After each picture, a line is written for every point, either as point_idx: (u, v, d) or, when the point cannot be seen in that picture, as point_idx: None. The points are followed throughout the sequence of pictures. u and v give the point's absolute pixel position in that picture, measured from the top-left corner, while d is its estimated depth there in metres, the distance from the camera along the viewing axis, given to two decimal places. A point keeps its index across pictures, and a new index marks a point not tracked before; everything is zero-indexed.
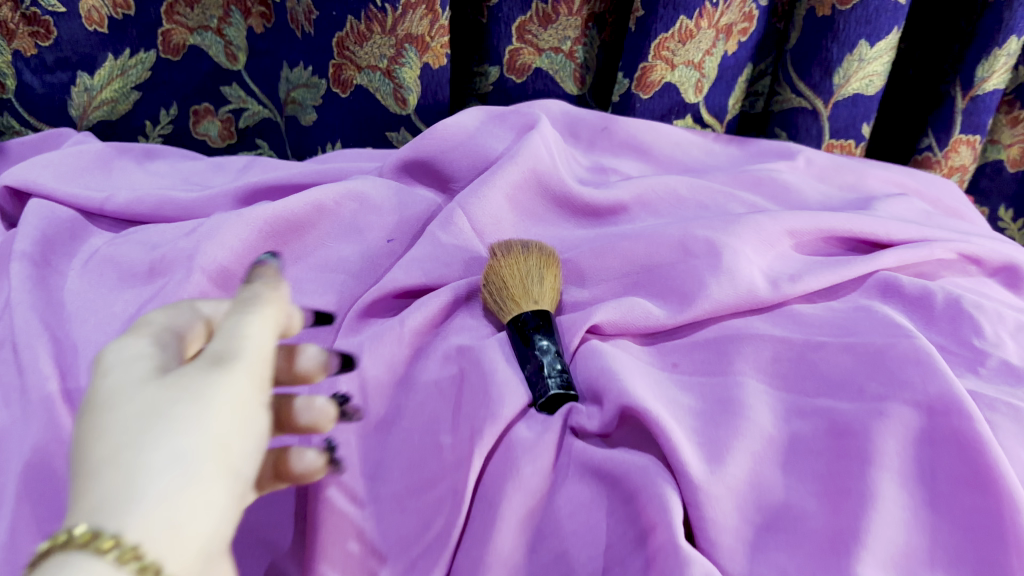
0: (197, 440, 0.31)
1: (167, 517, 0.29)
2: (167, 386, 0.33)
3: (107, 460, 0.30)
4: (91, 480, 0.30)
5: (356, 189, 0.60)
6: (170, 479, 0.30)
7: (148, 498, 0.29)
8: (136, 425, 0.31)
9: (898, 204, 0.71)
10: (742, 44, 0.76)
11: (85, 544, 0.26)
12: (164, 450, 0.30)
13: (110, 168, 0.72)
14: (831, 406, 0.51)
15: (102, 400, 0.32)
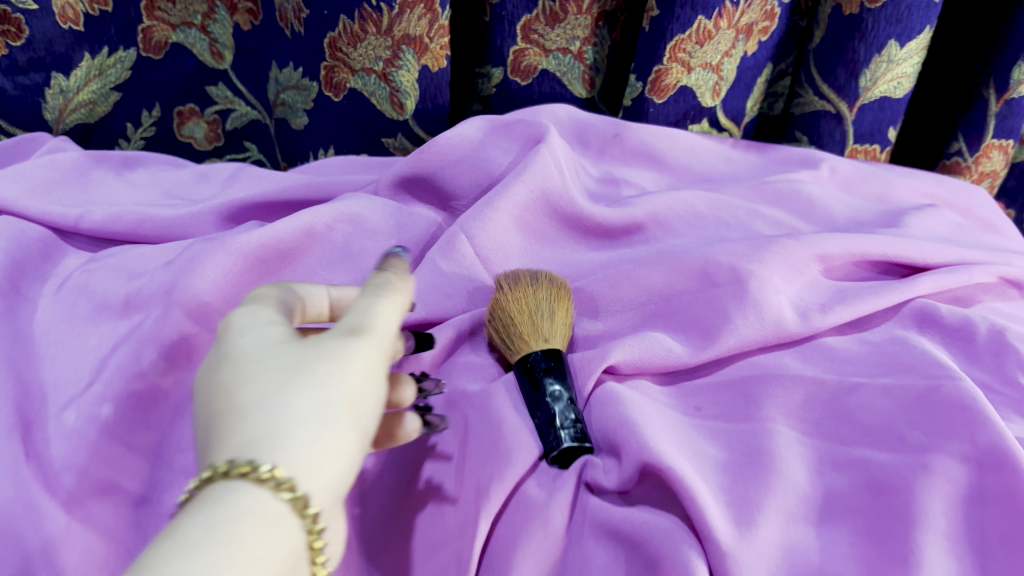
0: (333, 394, 0.36)
1: (309, 456, 0.34)
2: (306, 346, 0.38)
3: (254, 404, 0.35)
4: (240, 423, 0.35)
5: (350, 211, 0.56)
6: (312, 424, 0.35)
7: (292, 442, 0.34)
8: (280, 377, 0.36)
9: (930, 219, 0.66)
10: (763, 43, 0.71)
11: (246, 475, 0.32)
12: (306, 398, 0.35)
13: (86, 179, 0.67)
14: (868, 457, 0.46)
15: (244, 357, 0.38)
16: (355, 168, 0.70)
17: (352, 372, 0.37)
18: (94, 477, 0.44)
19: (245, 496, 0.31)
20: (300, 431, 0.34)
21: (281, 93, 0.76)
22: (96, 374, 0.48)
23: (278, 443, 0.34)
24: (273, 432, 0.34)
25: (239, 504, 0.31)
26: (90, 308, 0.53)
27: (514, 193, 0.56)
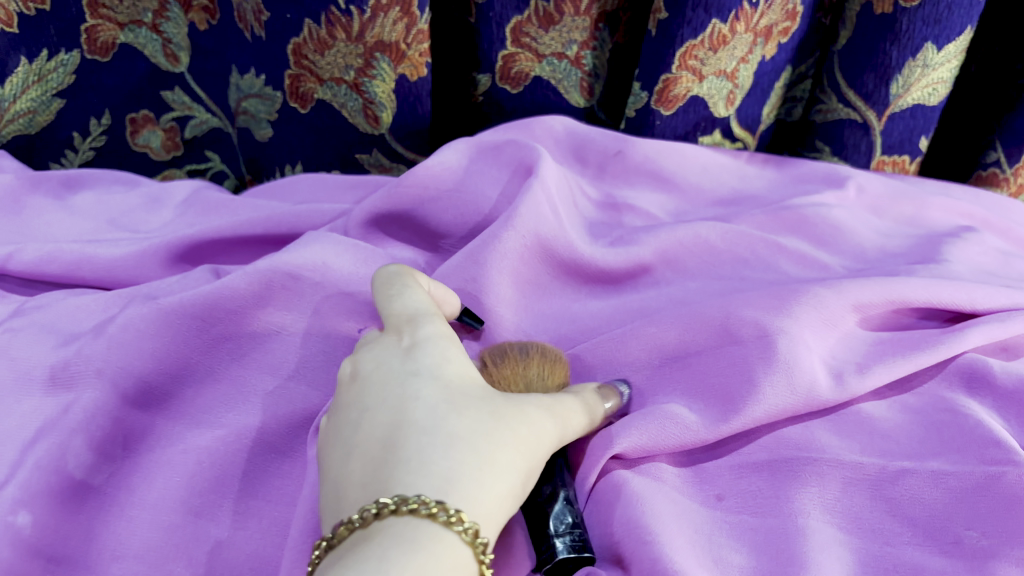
0: (526, 464, 0.35)
1: (495, 519, 0.33)
2: (511, 402, 0.38)
3: (457, 440, 0.34)
4: (437, 446, 0.34)
5: (315, 259, 0.48)
6: (505, 488, 0.34)
7: (488, 495, 0.33)
8: (482, 424, 0.35)
9: (972, 247, 0.59)
10: (782, 46, 0.63)
11: (448, 522, 0.31)
12: (505, 455, 0.34)
13: (20, 208, 0.59)
14: (921, 563, 0.39)
15: (443, 381, 0.37)
16: (324, 189, 0.62)
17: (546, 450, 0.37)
18: None
19: (445, 547, 0.30)
20: (492, 490, 0.33)
21: (242, 101, 0.67)
22: (9, 473, 0.40)
23: (473, 496, 0.32)
24: (472, 478, 0.33)
25: (441, 556, 0.30)
26: (9, 377, 0.44)
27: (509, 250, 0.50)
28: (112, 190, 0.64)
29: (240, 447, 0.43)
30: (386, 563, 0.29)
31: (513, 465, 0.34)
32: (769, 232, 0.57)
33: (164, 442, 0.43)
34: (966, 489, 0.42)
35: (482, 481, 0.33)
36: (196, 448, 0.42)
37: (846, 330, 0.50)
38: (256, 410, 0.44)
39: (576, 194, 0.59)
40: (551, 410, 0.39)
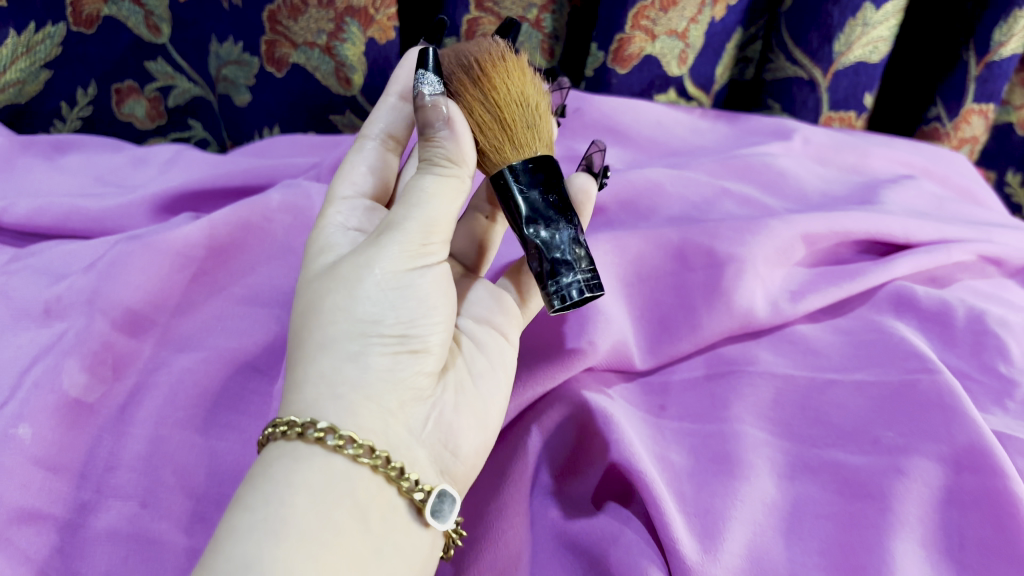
0: (346, 328, 0.38)
1: (330, 393, 0.36)
2: (335, 270, 0.40)
3: (299, 348, 0.39)
4: (290, 368, 0.39)
5: (289, 202, 0.54)
6: (321, 367, 0.37)
7: (309, 383, 0.37)
8: (311, 317, 0.39)
9: (908, 191, 0.63)
10: (731, 8, 0.67)
11: (271, 431, 0.35)
12: (317, 340, 0.38)
13: (13, 167, 0.63)
14: (841, 460, 0.44)
15: (297, 299, 0.41)
16: (299, 147, 0.66)
17: (365, 294, 0.38)
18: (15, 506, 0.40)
19: (275, 452, 0.35)
20: (319, 372, 0.37)
21: (221, 68, 0.70)
22: (12, 393, 0.43)
23: (302, 390, 0.37)
24: (299, 377, 0.37)
25: (273, 462, 0.34)
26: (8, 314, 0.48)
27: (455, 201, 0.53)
28: (98, 152, 0.68)
29: (225, 369, 0.47)
30: (242, 491, 0.33)
31: (330, 339, 0.38)
32: (718, 177, 0.61)
33: (153, 365, 0.46)
34: (885, 393, 0.46)
35: (310, 375, 0.37)
36: (184, 370, 0.46)
37: (796, 257, 0.53)
38: (239, 337, 0.49)
39: None
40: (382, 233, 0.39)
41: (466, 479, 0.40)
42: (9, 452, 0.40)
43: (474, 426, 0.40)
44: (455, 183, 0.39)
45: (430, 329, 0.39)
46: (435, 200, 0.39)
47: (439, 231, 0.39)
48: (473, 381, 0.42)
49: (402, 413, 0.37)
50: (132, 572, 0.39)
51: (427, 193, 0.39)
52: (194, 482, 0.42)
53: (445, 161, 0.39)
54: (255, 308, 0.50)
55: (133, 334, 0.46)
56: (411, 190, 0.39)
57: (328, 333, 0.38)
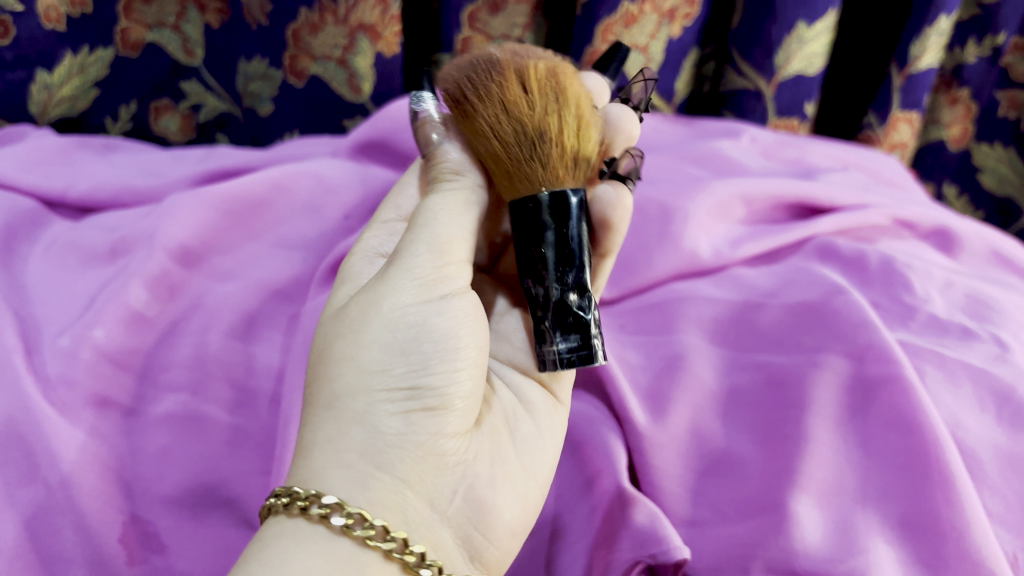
0: (352, 382, 0.42)
1: (341, 460, 0.39)
2: (343, 320, 0.44)
3: (311, 395, 0.42)
4: (302, 416, 0.42)
5: (312, 169, 0.65)
6: (326, 428, 0.40)
7: (315, 444, 0.40)
8: (320, 365, 0.43)
9: (839, 175, 0.74)
10: (686, 28, 0.79)
11: (273, 502, 0.38)
12: (323, 395, 0.42)
13: (71, 160, 0.73)
14: (768, 360, 0.54)
15: (313, 340, 0.46)
16: (316, 142, 0.77)
17: (370, 343, 0.42)
18: (89, 390, 0.49)
19: (276, 529, 0.37)
20: (325, 436, 0.40)
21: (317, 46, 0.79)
22: (85, 310, 0.53)
23: (309, 454, 0.40)
24: (308, 438, 0.41)
25: (272, 539, 0.37)
26: (78, 260, 0.58)
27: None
28: (140, 153, 0.78)
29: (259, 297, 0.57)
30: (236, 568, 0.35)
31: (335, 398, 0.41)
32: (677, 163, 0.71)
33: (200, 292, 0.56)
34: (805, 310, 0.56)
35: (316, 437, 0.40)
36: (226, 295, 0.55)
37: (736, 214, 0.66)
38: (271, 272, 0.59)
39: None
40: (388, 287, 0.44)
41: (503, 560, 0.44)
42: (85, 349, 0.50)
43: (502, 495, 0.44)
44: (463, 194, 0.47)
45: (438, 378, 0.43)
46: (441, 217, 0.46)
47: (448, 252, 0.45)
48: (499, 446, 0.47)
49: (416, 477, 0.41)
50: (187, 443, 0.48)
51: (442, 209, 0.46)
52: (237, 376, 0.52)
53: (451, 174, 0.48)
54: (286, 252, 0.61)
55: (185, 267, 0.56)
56: (420, 213, 0.46)
57: (332, 392, 0.41)
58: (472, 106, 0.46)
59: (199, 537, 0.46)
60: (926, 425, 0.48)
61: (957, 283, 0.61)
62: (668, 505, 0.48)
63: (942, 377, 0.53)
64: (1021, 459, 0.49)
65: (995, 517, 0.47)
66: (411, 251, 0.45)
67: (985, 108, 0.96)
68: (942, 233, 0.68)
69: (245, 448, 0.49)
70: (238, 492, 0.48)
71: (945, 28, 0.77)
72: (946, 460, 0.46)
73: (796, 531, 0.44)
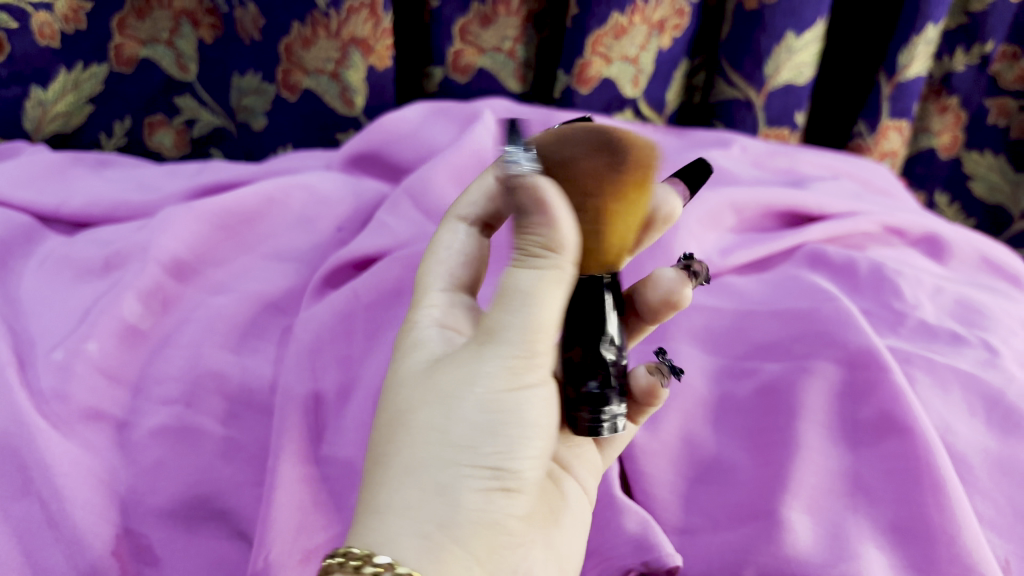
0: (442, 454, 0.37)
1: (418, 528, 0.35)
2: (423, 388, 0.39)
3: (383, 458, 0.38)
4: (368, 475, 0.38)
5: (304, 182, 0.66)
6: (407, 489, 0.36)
7: (390, 509, 0.36)
8: (399, 426, 0.38)
9: (830, 184, 0.74)
10: (676, 39, 0.80)
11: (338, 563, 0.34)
12: (403, 459, 0.37)
13: (66, 176, 0.74)
14: (759, 367, 0.54)
15: (385, 402, 0.41)
16: (310, 155, 0.77)
17: (467, 418, 0.37)
18: (83, 404, 0.49)
19: None
20: (401, 501, 0.36)
21: (308, 60, 0.80)
22: (79, 323, 0.53)
23: (383, 519, 0.35)
24: (380, 501, 0.36)
25: None
26: (71, 274, 0.58)
27: (403, 207, 0.64)
28: (134, 168, 0.79)
29: (252, 310, 0.57)
30: None
31: (421, 466, 0.36)
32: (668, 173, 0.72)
33: (193, 305, 0.56)
34: (792, 317, 0.56)
35: (387, 503, 0.36)
36: (219, 309, 0.56)
37: (726, 223, 0.66)
38: (264, 284, 0.59)
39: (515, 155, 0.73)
40: (483, 357, 0.38)
41: None
42: (79, 362, 0.50)
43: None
44: (556, 276, 0.35)
45: (516, 464, 0.38)
46: (537, 301, 0.36)
47: (539, 342, 0.38)
48: (550, 527, 0.43)
49: (485, 559, 0.37)
50: (180, 456, 0.48)
51: (539, 299, 0.36)
52: (230, 387, 0.52)
53: (548, 246, 0.35)
54: (278, 265, 0.62)
55: (177, 280, 0.57)
56: (509, 292, 0.36)
57: (418, 458, 0.37)
58: (624, 183, 0.35)
59: (191, 549, 0.46)
60: (916, 429, 0.48)
61: (946, 290, 0.61)
62: (661, 512, 0.48)
63: (932, 382, 0.53)
64: (1010, 463, 0.49)
65: (986, 522, 0.47)
66: (502, 331, 0.37)
67: (975, 116, 0.97)
68: (931, 240, 0.69)
69: (238, 460, 0.49)
70: (232, 504, 0.48)
71: (933, 36, 0.78)
72: (937, 464, 0.46)
73: (788, 536, 0.44)
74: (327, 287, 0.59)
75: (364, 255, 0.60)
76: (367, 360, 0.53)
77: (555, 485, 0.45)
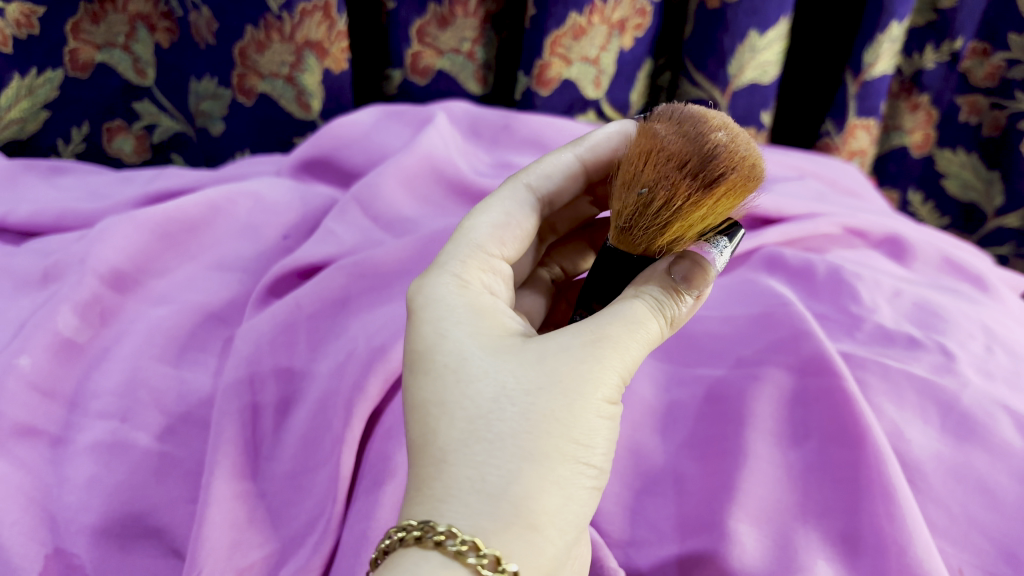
0: (559, 443, 0.36)
1: (534, 523, 0.35)
2: (532, 360, 0.38)
3: (483, 436, 0.36)
4: (464, 449, 0.36)
5: (251, 189, 0.65)
6: (529, 478, 0.35)
7: (506, 495, 0.35)
8: (508, 401, 0.37)
9: (792, 185, 0.73)
10: (638, 39, 0.79)
11: (423, 535, 0.34)
12: (524, 444, 0.36)
13: (16, 183, 0.72)
14: (709, 374, 0.53)
15: (465, 367, 0.38)
16: (265, 160, 0.76)
17: (583, 413, 0.37)
18: (14, 420, 0.47)
19: (429, 564, 0.33)
20: (519, 489, 0.35)
21: (264, 64, 0.78)
22: (13, 337, 0.52)
23: (493, 502, 0.35)
24: (491, 483, 0.35)
25: (422, 569, 0.33)
26: (11, 285, 0.57)
27: (350, 214, 0.63)
28: (88, 175, 0.77)
29: (194, 320, 0.56)
30: None
31: (535, 451, 0.36)
32: None
33: (133, 316, 0.55)
34: (746, 323, 0.56)
35: (490, 485, 0.35)
36: (159, 320, 0.55)
37: None
38: (208, 294, 0.58)
39: (471, 158, 0.72)
40: (602, 355, 0.38)
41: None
42: (11, 377, 0.49)
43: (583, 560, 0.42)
44: (661, 334, 0.41)
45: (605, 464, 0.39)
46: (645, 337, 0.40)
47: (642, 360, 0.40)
48: None
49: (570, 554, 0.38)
50: (112, 472, 0.47)
51: (650, 337, 0.40)
52: (166, 401, 0.51)
53: (669, 315, 0.41)
54: (224, 273, 0.61)
55: (116, 291, 0.56)
56: (636, 322, 0.39)
57: (534, 442, 0.36)
58: None
59: (124, 567, 0.44)
60: (867, 436, 0.47)
61: (905, 292, 0.60)
62: (605, 525, 0.47)
63: (885, 388, 0.52)
64: (964, 469, 0.48)
65: (938, 530, 0.46)
66: (624, 343, 0.39)
67: (946, 113, 0.96)
68: (893, 241, 0.68)
69: (173, 476, 0.48)
70: (166, 521, 0.46)
71: (898, 34, 0.77)
72: (888, 472, 0.45)
73: (734, 550, 0.43)
74: (271, 296, 0.58)
75: (310, 263, 0.58)
76: (309, 371, 0.52)
77: None
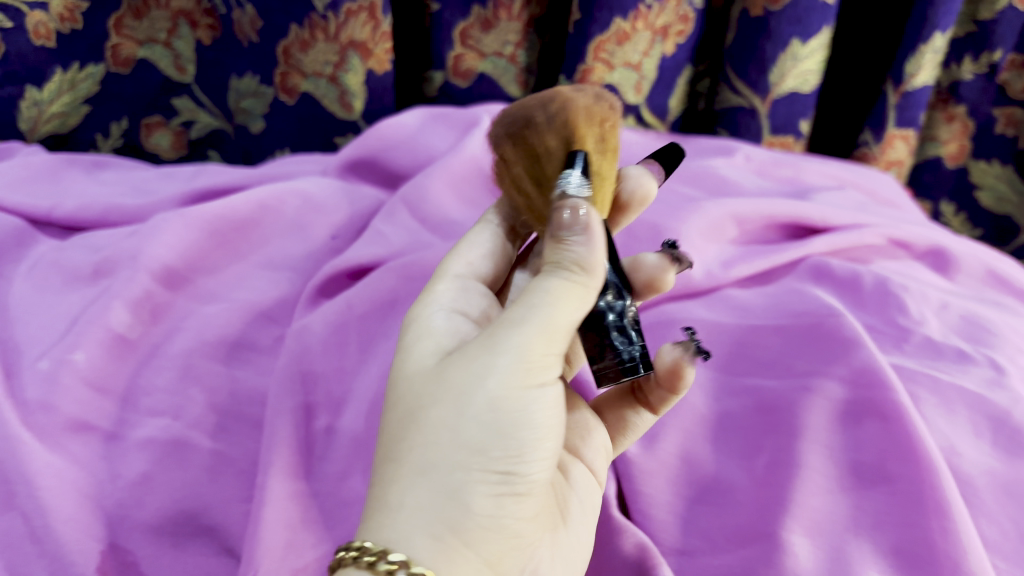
0: (445, 450, 0.34)
1: (420, 533, 0.33)
2: (436, 374, 0.37)
3: (393, 456, 0.35)
4: (379, 469, 0.36)
5: (300, 189, 0.65)
6: (417, 491, 0.34)
7: (402, 508, 0.34)
8: (415, 418, 0.36)
9: (834, 196, 0.73)
10: (680, 45, 0.78)
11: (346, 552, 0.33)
12: (417, 457, 0.34)
13: (60, 178, 0.73)
14: (760, 384, 0.53)
15: (397, 390, 0.39)
16: (307, 159, 0.76)
17: (471, 414, 0.34)
18: (69, 416, 0.48)
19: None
20: (411, 502, 0.34)
21: (307, 63, 0.79)
22: (66, 333, 0.52)
23: (394, 516, 0.33)
24: (392, 498, 0.34)
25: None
26: (62, 280, 0.58)
27: (398, 216, 0.64)
28: (130, 170, 0.78)
29: (244, 319, 0.56)
30: None
31: (425, 462, 0.34)
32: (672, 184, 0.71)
33: (184, 314, 0.56)
34: (796, 333, 0.56)
35: (392, 502, 0.34)
36: (210, 318, 0.55)
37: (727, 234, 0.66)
38: (258, 294, 0.58)
39: None
40: (497, 347, 0.35)
41: None
42: (66, 372, 0.49)
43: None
44: (580, 293, 0.35)
45: (534, 461, 0.36)
46: (557, 304, 0.35)
47: (557, 340, 0.36)
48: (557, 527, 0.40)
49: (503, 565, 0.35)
50: (166, 470, 0.47)
51: (554, 303, 0.35)
52: (219, 400, 0.51)
53: (575, 268, 0.35)
54: (273, 273, 0.61)
55: (167, 288, 0.56)
56: (529, 297, 0.35)
57: (423, 454, 0.34)
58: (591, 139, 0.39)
59: (178, 565, 0.44)
60: (921, 450, 0.46)
61: (952, 305, 0.60)
62: (657, 534, 0.47)
63: (936, 402, 0.52)
64: (1016, 486, 0.47)
65: (991, 546, 0.45)
66: (516, 327, 0.35)
67: (983, 125, 0.96)
68: (938, 253, 0.68)
69: (226, 476, 0.48)
70: (218, 520, 0.46)
71: (941, 45, 0.76)
72: (942, 487, 0.44)
73: (789, 560, 0.43)
74: (321, 296, 0.58)
75: (359, 264, 0.59)
76: (361, 372, 0.52)
77: (592, 483, 0.45)
